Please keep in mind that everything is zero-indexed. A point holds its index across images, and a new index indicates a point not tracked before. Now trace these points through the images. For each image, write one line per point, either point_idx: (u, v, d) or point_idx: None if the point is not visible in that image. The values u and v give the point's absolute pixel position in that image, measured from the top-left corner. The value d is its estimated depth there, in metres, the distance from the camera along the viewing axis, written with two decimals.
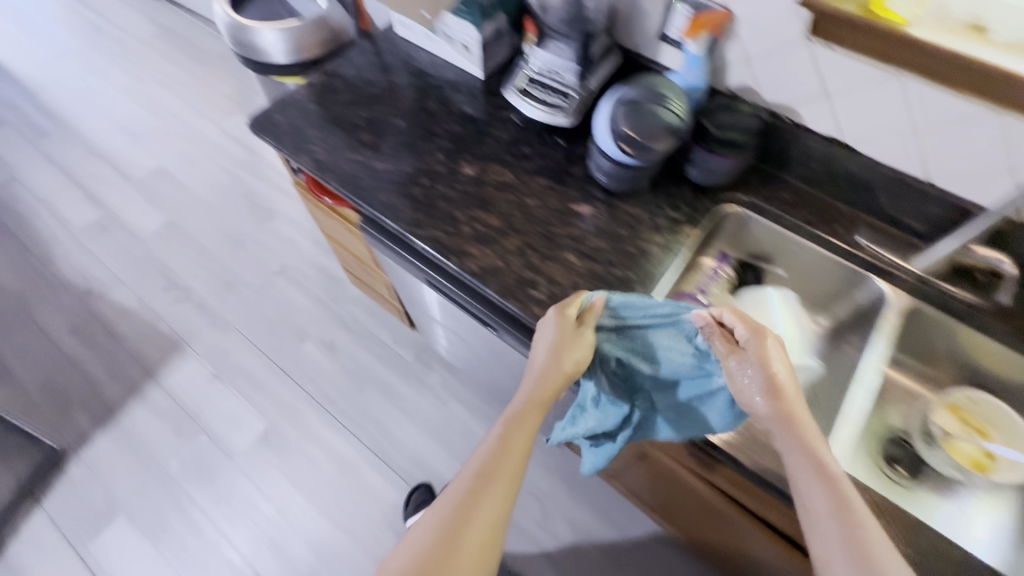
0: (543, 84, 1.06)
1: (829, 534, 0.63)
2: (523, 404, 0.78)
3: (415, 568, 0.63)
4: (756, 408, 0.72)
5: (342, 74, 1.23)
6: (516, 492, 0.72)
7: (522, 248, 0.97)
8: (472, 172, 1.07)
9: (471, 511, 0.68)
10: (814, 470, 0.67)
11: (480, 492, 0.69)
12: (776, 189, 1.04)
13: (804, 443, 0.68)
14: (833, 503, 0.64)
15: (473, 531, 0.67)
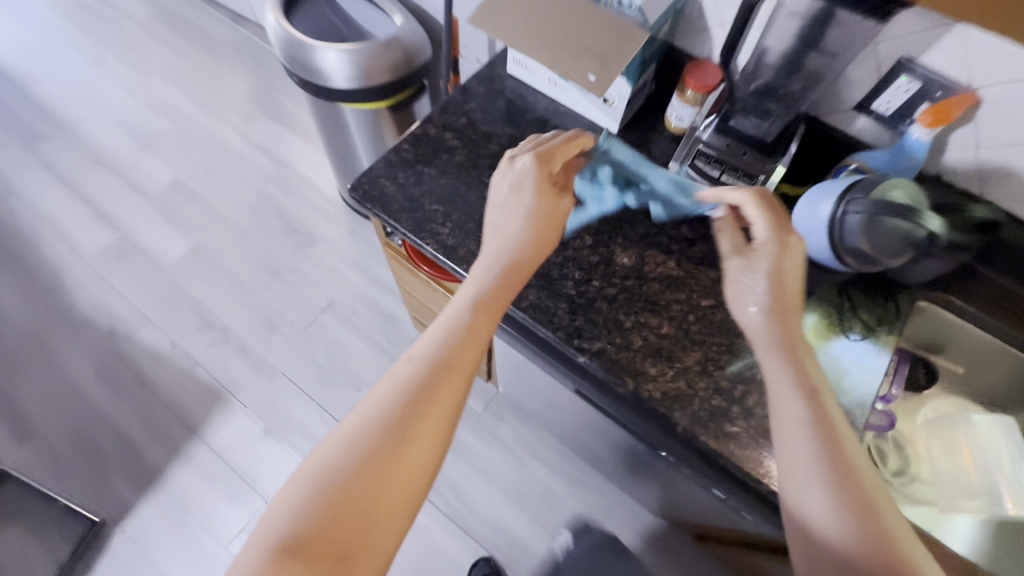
0: (722, 162, 0.86)
1: (830, 514, 0.56)
2: (475, 290, 0.69)
3: (309, 517, 0.51)
4: (776, 368, 0.66)
5: (450, 124, 1.03)
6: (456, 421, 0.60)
7: (704, 366, 0.83)
8: (629, 262, 0.91)
9: (401, 450, 0.56)
10: (806, 426, 0.60)
11: (411, 407, 0.58)
12: (981, 287, 0.90)
13: (821, 407, 0.62)
14: (834, 481, 0.57)
15: (401, 458, 0.56)
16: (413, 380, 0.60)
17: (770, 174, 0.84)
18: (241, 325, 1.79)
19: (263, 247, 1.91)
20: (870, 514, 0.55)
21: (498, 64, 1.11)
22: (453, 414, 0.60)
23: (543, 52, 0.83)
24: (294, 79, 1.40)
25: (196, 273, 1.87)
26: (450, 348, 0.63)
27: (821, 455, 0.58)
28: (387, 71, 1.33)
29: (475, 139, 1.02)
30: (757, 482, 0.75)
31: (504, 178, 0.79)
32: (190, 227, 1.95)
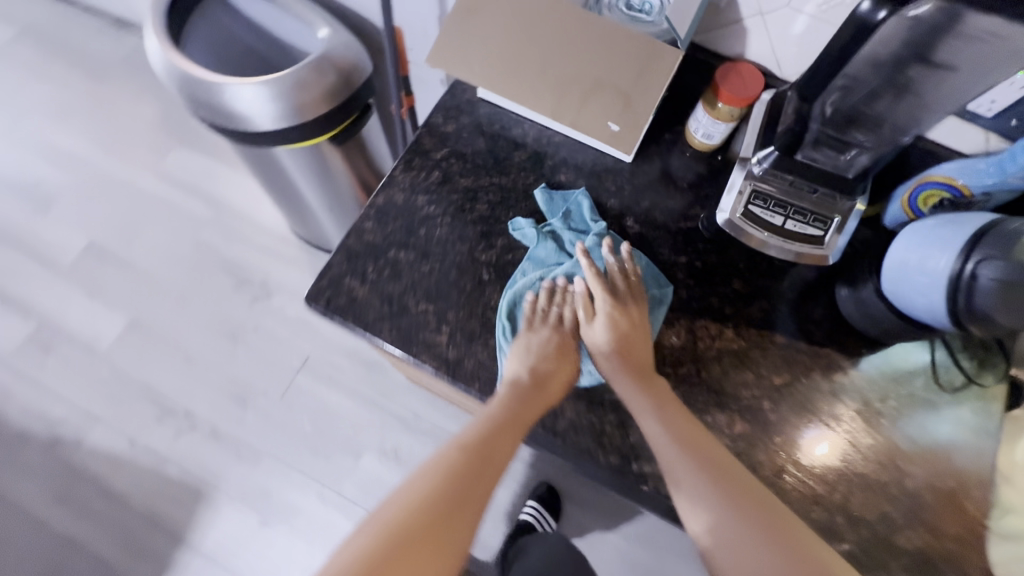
0: (786, 205, 0.67)
1: (725, 523, 0.54)
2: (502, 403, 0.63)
3: None
4: (660, 427, 0.60)
5: (419, 184, 0.80)
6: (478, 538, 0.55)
7: (794, 468, 0.67)
8: (677, 341, 0.73)
9: (422, 532, 0.52)
10: (664, 430, 0.60)
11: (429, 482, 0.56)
12: None
13: (704, 441, 0.60)
14: (720, 486, 0.56)
15: (411, 508, 0.54)
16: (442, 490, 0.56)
17: (847, 215, 0.67)
18: (207, 406, 1.56)
19: (213, 309, 1.65)
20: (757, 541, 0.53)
21: (464, 88, 0.86)
22: (470, 532, 0.54)
23: (540, 99, 0.65)
24: (205, 124, 1.11)
25: (141, 353, 1.61)
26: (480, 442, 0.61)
27: (705, 498, 0.56)
28: (321, 101, 1.06)
29: (454, 200, 0.79)
30: None
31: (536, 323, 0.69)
32: (121, 298, 1.67)
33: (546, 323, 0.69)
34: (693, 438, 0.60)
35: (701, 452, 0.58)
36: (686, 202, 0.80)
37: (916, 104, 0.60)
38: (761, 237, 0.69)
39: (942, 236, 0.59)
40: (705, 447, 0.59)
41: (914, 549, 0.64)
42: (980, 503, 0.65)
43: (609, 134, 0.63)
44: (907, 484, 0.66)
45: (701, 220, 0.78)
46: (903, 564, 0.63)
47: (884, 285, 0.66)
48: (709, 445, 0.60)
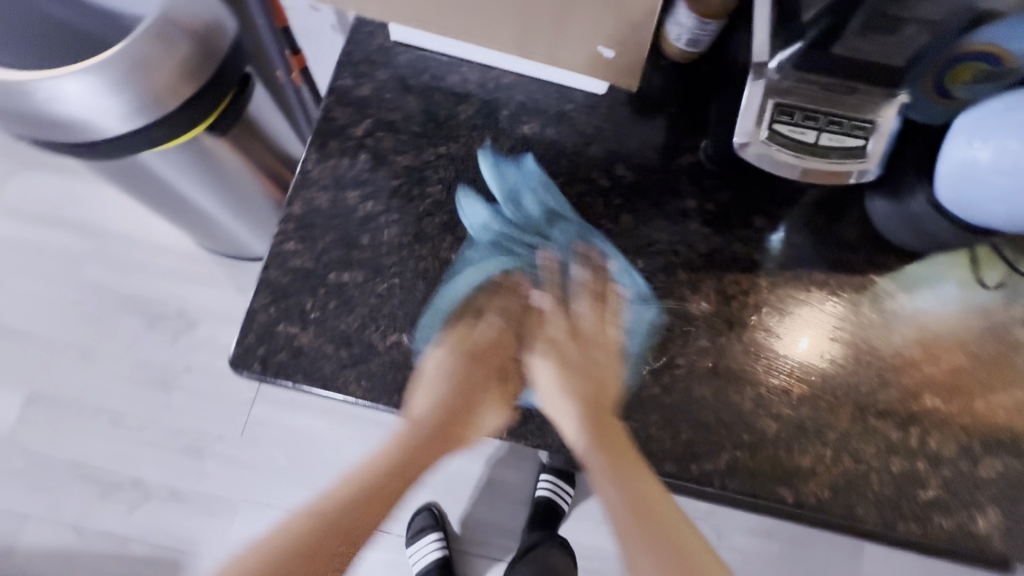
0: (818, 114, 0.54)
1: (627, 531, 0.52)
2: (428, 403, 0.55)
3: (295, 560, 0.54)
4: (570, 431, 0.53)
5: (345, 176, 0.60)
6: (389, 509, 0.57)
7: (863, 421, 0.59)
8: (709, 305, 0.60)
9: (377, 503, 0.57)
10: (583, 441, 0.53)
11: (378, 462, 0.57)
12: None
13: (614, 443, 0.53)
14: (612, 486, 0.52)
15: (374, 473, 0.57)
16: (394, 459, 0.57)
17: (890, 113, 0.54)
18: (154, 468, 1.33)
19: (125, 356, 1.37)
20: (655, 521, 0.52)
21: (372, 32, 0.64)
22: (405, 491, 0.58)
23: (501, 26, 0.46)
24: (28, 143, 0.82)
25: (52, 428, 1.33)
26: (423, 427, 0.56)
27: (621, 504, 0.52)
28: (179, 82, 0.79)
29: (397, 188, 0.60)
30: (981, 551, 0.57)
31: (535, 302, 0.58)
32: (3, 370, 1.35)
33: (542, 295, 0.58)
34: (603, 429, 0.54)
35: (616, 445, 0.54)
36: (681, 131, 0.65)
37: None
38: (788, 155, 0.54)
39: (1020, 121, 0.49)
40: (619, 441, 0.54)
41: (997, 475, 0.58)
42: None
43: (603, 59, 0.46)
44: (980, 407, 0.60)
45: (706, 150, 0.63)
46: (993, 496, 0.57)
47: (940, 190, 0.56)
48: (624, 445, 0.54)
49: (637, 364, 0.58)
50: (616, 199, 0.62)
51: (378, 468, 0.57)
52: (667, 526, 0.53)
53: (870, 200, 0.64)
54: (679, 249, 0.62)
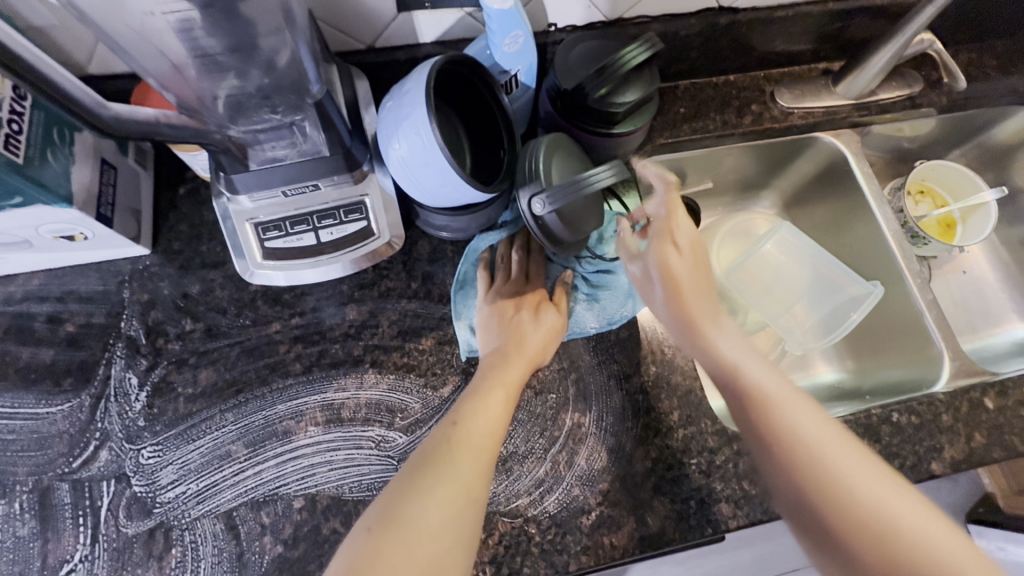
0: (304, 216, 0.52)
1: (926, 524, 0.43)
2: (466, 421, 0.48)
3: (415, 506, 0.41)
4: (598, 479, 0.57)
5: (154, 402, 0.56)
6: (458, 530, 0.42)
7: (507, 473, 0.56)
8: (320, 426, 0.56)
9: (490, 445, 0.48)
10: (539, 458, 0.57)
11: (423, 483, 0.42)
12: (667, 108, 0.74)
13: (475, 419, 0.49)
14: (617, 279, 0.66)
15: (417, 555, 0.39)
16: (503, 397, 0.52)
17: (373, 183, 0.53)
18: None
19: None
20: (846, 503, 0.43)
21: None
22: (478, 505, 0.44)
23: None
24: None
25: None
26: (508, 400, 0.52)
27: None
28: None
29: (351, 360, 0.59)
30: (657, 548, 0.55)
31: (379, 379, 0.58)
32: None
33: (434, 342, 0.61)
34: (460, 467, 0.44)
35: (474, 473, 0.45)
36: (376, 289, 0.62)
37: (255, 30, 0.40)
38: (299, 261, 0.53)
39: (402, 117, 0.48)
40: (475, 443, 0.47)
41: (652, 464, 0.58)
42: (686, 372, 0.61)
43: None
44: (616, 402, 0.60)
45: (414, 247, 0.63)
46: (649, 487, 0.57)
47: (438, 207, 0.56)
48: (489, 455, 0.47)
49: (257, 527, 0.53)
50: (193, 353, 0.58)
51: (455, 500, 0.42)
52: (790, 433, 0.47)
53: (441, 238, 0.63)
54: (522, 265, 0.64)
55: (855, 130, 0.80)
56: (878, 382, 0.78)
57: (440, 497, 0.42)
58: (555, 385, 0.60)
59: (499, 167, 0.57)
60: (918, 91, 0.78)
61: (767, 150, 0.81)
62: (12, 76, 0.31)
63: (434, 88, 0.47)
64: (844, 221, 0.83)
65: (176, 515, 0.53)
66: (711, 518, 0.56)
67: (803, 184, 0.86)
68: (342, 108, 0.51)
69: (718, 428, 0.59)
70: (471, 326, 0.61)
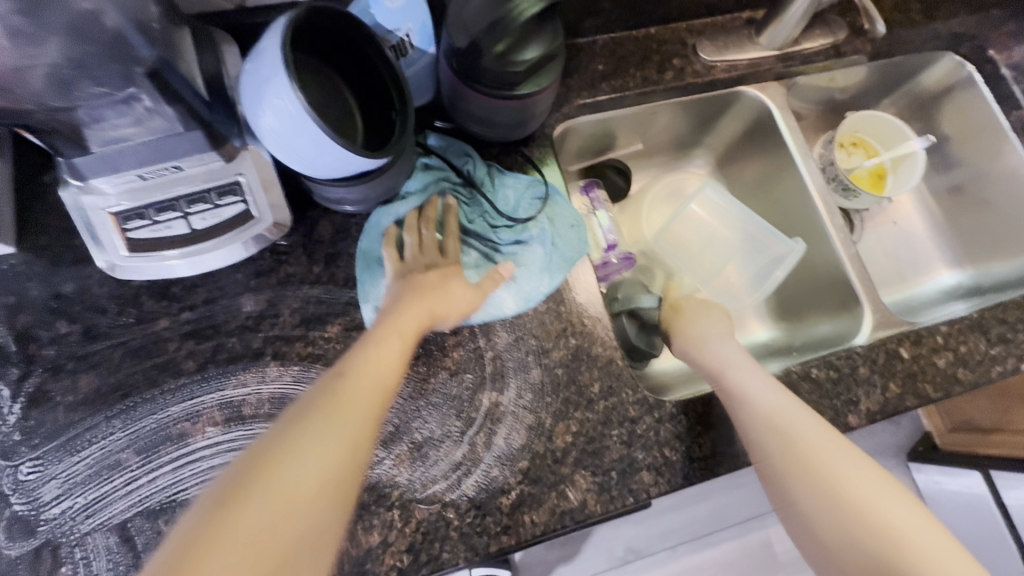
0: (170, 202, 0.47)
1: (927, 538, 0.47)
2: (356, 369, 0.45)
3: (281, 452, 0.38)
4: (517, 458, 0.55)
5: (29, 412, 0.51)
6: (325, 475, 0.38)
7: (423, 459, 0.54)
8: (219, 426, 0.53)
9: (380, 395, 0.44)
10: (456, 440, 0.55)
11: (302, 425, 0.39)
12: (584, 66, 0.70)
13: (366, 367, 0.45)
14: (532, 247, 0.62)
15: (283, 496, 0.36)
16: (401, 349, 0.48)
17: (247, 161, 0.48)
18: None
19: None
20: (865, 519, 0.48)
21: None
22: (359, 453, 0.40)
23: None
24: None
25: None
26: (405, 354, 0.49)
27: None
28: None
29: (250, 354, 0.55)
30: (580, 521, 0.55)
31: (282, 371, 0.55)
32: None
33: (340, 328, 0.57)
34: (344, 411, 0.41)
35: (358, 422, 0.41)
36: (275, 276, 0.58)
37: None
38: (172, 250, 0.49)
39: (258, 81, 0.43)
40: (362, 395, 0.43)
41: (573, 439, 0.56)
42: (607, 342, 0.60)
43: None
44: (535, 378, 0.58)
45: (313, 228, 0.59)
46: (570, 462, 0.56)
47: (326, 178, 0.51)
48: (378, 403, 0.44)
49: (155, 536, 0.50)
50: (71, 358, 0.53)
51: (334, 447, 0.39)
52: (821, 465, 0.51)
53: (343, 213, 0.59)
54: (433, 239, 0.59)
55: (781, 82, 0.77)
56: (807, 338, 0.78)
57: (317, 441, 0.39)
58: (471, 364, 0.58)
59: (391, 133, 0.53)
60: (842, 40, 0.77)
61: (693, 107, 0.77)
62: None
63: (289, 44, 0.42)
64: (774, 177, 0.82)
65: (63, 531, 0.49)
66: (633, 487, 0.56)
67: (734, 141, 0.84)
68: (200, 75, 0.45)
69: (639, 397, 0.58)
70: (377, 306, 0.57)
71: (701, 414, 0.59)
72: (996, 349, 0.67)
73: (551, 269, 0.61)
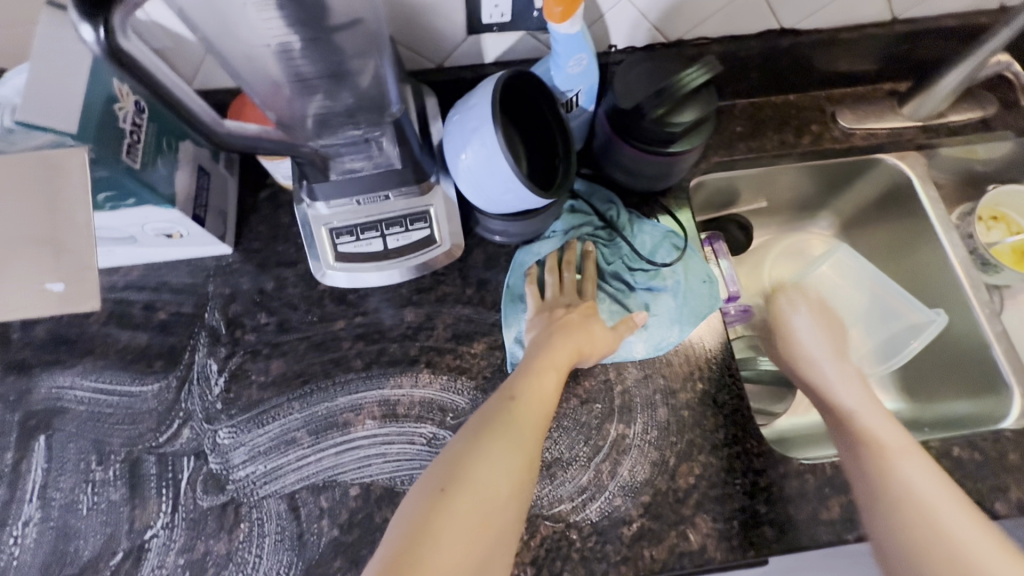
0: (374, 224, 0.56)
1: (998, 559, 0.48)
2: (520, 392, 0.49)
3: (465, 458, 0.43)
4: (641, 491, 0.57)
5: (230, 387, 0.61)
6: (504, 482, 0.42)
7: (551, 479, 0.58)
8: (377, 420, 0.60)
9: (541, 417, 0.49)
10: (584, 466, 0.58)
11: (485, 441, 0.44)
12: (722, 127, 0.74)
13: (529, 394, 0.50)
14: (658, 300, 0.66)
15: (480, 505, 0.40)
16: (556, 378, 0.53)
17: (437, 194, 0.57)
18: None
19: None
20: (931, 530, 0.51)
21: None
22: (530, 469, 0.45)
23: None
24: None
25: None
26: (558, 382, 0.53)
27: None
28: None
29: (408, 360, 0.62)
30: (698, 564, 0.55)
31: (432, 379, 0.62)
32: None
33: (485, 346, 0.63)
34: (516, 431, 0.46)
35: (527, 440, 0.46)
36: (433, 294, 0.65)
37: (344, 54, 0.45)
38: (366, 264, 0.57)
39: (469, 131, 0.51)
40: (530, 416, 0.48)
41: (696, 481, 0.58)
42: (734, 390, 0.61)
43: (51, 299, 0.45)
44: (661, 416, 0.60)
45: (470, 255, 0.66)
46: (692, 503, 0.57)
47: (494, 211, 0.58)
48: (542, 423, 0.48)
49: (316, 510, 0.57)
50: (265, 345, 0.63)
51: (512, 461, 0.44)
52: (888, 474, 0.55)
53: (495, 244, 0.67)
54: (572, 282, 0.65)
55: (922, 152, 0.77)
56: (940, 415, 0.74)
57: (499, 454, 0.43)
58: (602, 394, 0.61)
59: (554, 177, 0.59)
60: (992, 114, 0.76)
61: (825, 170, 0.79)
62: (152, 98, 0.36)
63: (497, 102, 0.50)
64: (908, 243, 0.81)
65: (246, 492, 0.57)
66: (754, 540, 0.56)
67: (864, 204, 0.84)
68: (414, 122, 0.55)
69: (765, 450, 0.59)
70: (519, 337, 0.63)
71: (830, 476, 0.58)
72: None
73: (681, 317, 0.64)
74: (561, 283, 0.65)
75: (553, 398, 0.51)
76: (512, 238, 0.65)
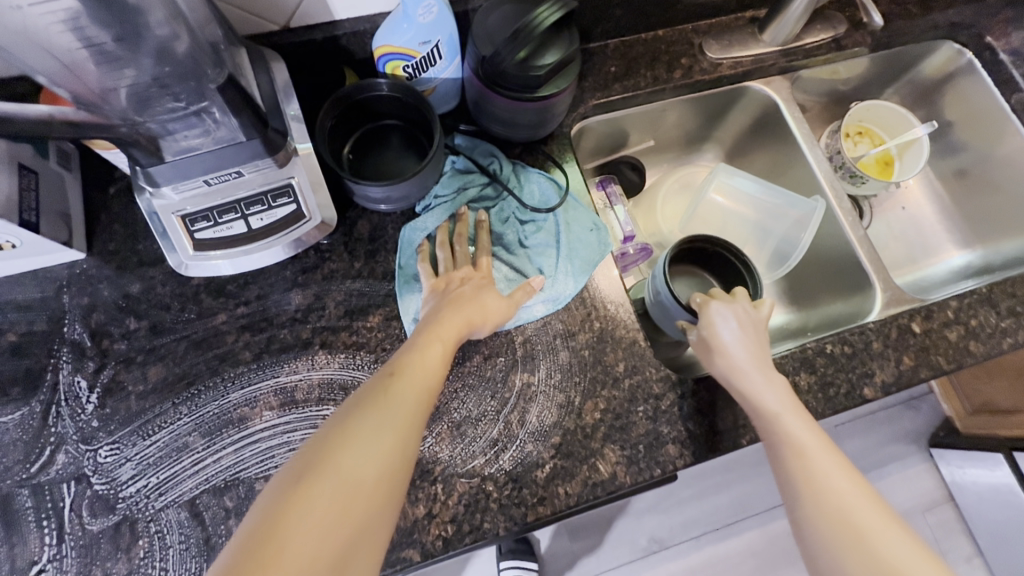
0: (231, 205, 0.52)
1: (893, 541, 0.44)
2: (395, 370, 0.48)
3: (329, 444, 0.41)
4: (549, 434, 0.59)
5: (105, 402, 0.56)
6: (374, 461, 0.41)
7: (462, 437, 0.58)
8: (275, 411, 0.57)
9: (425, 390, 0.48)
10: (494, 419, 0.59)
11: (356, 421, 0.43)
12: (597, 69, 0.74)
13: (411, 372, 0.48)
14: (549, 249, 0.66)
15: (344, 486, 0.39)
16: (440, 351, 0.52)
17: (296, 167, 0.53)
18: None
19: None
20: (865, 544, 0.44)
21: None
22: (410, 445, 0.43)
23: None
24: None
25: None
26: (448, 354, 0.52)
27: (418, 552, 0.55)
28: None
29: (301, 344, 0.60)
30: (609, 491, 0.58)
31: (330, 359, 0.60)
32: None
33: (383, 320, 0.61)
34: (395, 407, 0.45)
35: (407, 414, 0.45)
36: (320, 272, 0.62)
37: (143, 19, 0.40)
38: (232, 248, 0.55)
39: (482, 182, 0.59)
40: (413, 394, 0.46)
41: (601, 416, 0.60)
42: (630, 324, 0.64)
43: None
44: (563, 359, 0.62)
45: (354, 228, 0.64)
46: (599, 437, 0.59)
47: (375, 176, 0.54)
48: (426, 396, 0.47)
49: (221, 511, 0.54)
50: (139, 351, 0.58)
51: (382, 447, 0.42)
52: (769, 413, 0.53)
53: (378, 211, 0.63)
54: (465, 252, 0.63)
55: (785, 76, 0.81)
56: (823, 318, 0.81)
57: (373, 433, 0.42)
58: (504, 348, 0.62)
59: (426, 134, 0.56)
60: (842, 33, 0.80)
61: (701, 103, 0.82)
62: None
63: None
64: (784, 164, 0.85)
65: (140, 507, 0.54)
66: (660, 459, 0.59)
67: (742, 133, 0.88)
68: (257, 91, 0.51)
69: (663, 376, 0.62)
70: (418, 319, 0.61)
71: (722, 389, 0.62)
72: (1005, 322, 0.69)
73: (573, 261, 0.65)
74: (454, 255, 0.63)
75: (439, 370, 0.50)
76: (392, 204, 0.62)
